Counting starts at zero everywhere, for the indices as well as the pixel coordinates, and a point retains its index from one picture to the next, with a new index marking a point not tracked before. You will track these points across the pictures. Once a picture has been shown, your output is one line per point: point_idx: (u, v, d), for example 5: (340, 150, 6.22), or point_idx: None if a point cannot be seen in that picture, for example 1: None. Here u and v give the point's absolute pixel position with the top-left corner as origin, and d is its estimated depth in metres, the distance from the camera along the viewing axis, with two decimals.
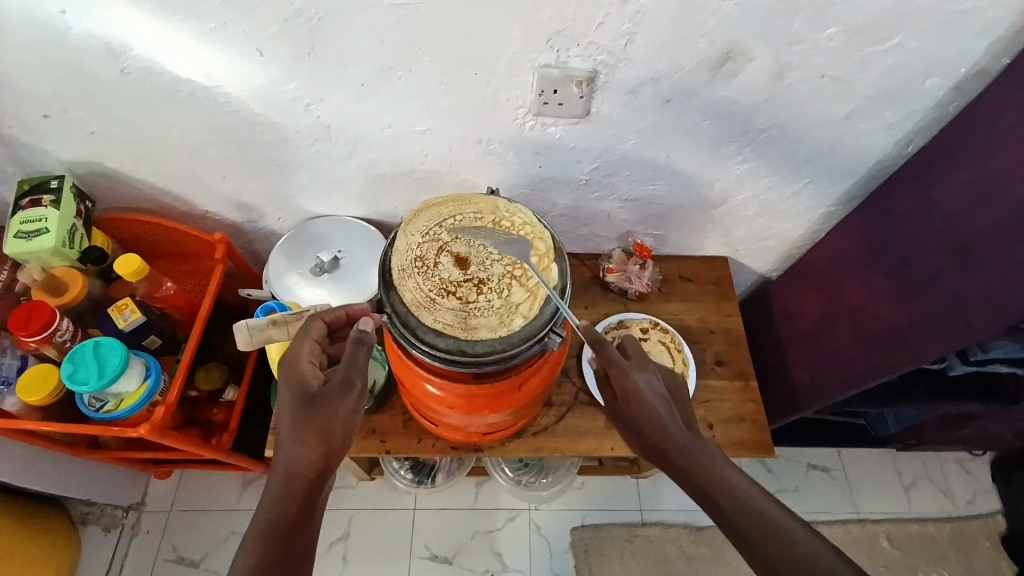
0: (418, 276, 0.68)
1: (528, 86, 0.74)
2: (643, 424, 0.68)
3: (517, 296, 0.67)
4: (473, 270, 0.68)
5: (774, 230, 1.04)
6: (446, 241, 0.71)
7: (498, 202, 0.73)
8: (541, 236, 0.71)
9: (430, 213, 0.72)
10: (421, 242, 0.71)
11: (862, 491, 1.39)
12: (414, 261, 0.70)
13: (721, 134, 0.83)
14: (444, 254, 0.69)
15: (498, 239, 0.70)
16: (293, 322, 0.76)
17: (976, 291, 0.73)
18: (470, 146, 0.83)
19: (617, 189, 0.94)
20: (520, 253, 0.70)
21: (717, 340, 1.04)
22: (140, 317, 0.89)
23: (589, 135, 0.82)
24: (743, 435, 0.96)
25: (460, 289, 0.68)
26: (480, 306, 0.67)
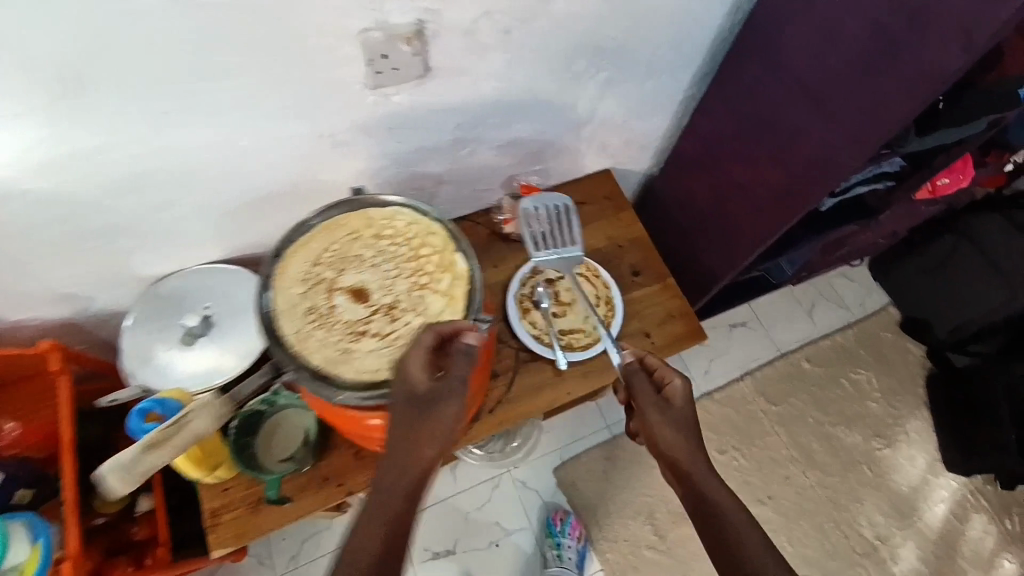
0: (320, 331, 0.62)
1: (354, 59, 0.64)
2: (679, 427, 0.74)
3: (434, 304, 0.64)
4: (376, 298, 0.64)
5: (645, 130, 1.04)
6: (333, 278, 0.64)
7: (369, 213, 0.68)
8: (431, 230, 0.67)
9: (300, 255, 0.65)
10: (305, 290, 0.64)
11: (778, 330, 1.55)
12: (307, 316, 0.63)
13: (570, 51, 0.78)
14: (335, 294, 0.63)
15: (389, 254, 0.66)
16: (177, 434, 0.69)
17: (838, 135, 0.78)
18: (314, 141, 0.73)
19: (487, 139, 0.88)
20: (418, 258, 0.66)
21: (626, 252, 1.06)
22: None
23: (438, 92, 0.74)
24: (676, 331, 1.00)
25: (370, 325, 0.63)
26: (402, 334, 0.62)
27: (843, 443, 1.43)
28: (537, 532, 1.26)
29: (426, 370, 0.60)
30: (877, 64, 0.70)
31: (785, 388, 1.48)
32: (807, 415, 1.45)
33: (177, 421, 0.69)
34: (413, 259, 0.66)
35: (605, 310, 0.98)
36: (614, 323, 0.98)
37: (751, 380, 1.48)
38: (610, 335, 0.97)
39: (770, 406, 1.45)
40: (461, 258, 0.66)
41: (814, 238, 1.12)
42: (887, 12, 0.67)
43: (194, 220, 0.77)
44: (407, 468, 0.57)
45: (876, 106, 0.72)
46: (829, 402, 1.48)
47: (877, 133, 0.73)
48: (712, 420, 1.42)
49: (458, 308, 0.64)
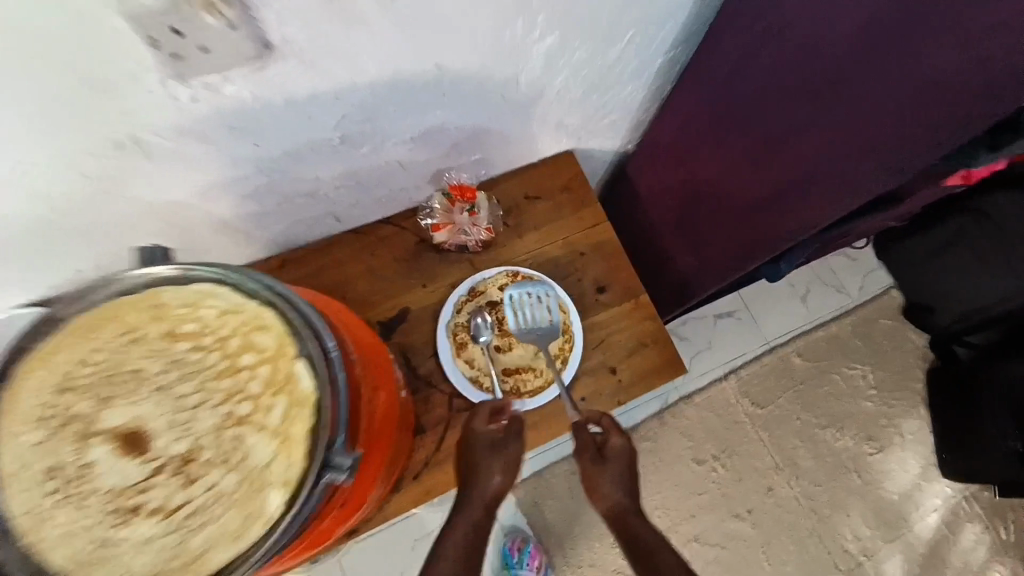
0: (70, 508, 0.39)
1: (130, 39, 0.40)
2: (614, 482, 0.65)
3: (257, 452, 0.41)
4: (159, 446, 0.40)
5: (613, 105, 0.81)
6: (89, 416, 0.41)
7: (156, 300, 0.43)
8: (257, 324, 0.43)
9: (38, 373, 0.41)
10: (43, 439, 0.40)
11: (768, 320, 1.38)
12: (46, 482, 0.40)
13: (497, 15, 0.54)
14: (90, 446, 0.40)
15: (187, 368, 0.42)
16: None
17: (856, 131, 0.57)
18: (117, 153, 0.50)
19: (393, 131, 0.64)
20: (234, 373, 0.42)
21: (590, 263, 0.85)
22: None
23: (297, 78, 0.50)
24: (649, 365, 0.81)
25: (150, 494, 0.40)
26: (202, 510, 0.40)
27: (832, 448, 1.30)
28: (494, 559, 1.14)
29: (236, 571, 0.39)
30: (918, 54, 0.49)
31: (772, 387, 1.33)
32: (795, 417, 1.31)
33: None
34: (229, 373, 0.43)
35: (561, 341, 0.80)
36: (572, 358, 0.79)
37: (735, 380, 1.32)
38: (567, 373, 0.79)
39: (755, 408, 1.31)
40: (305, 371, 0.42)
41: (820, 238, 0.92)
42: None
43: None
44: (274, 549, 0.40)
45: (914, 92, 0.51)
46: (820, 402, 1.33)
47: (912, 136, 0.53)
48: (690, 426, 1.28)
49: (294, 457, 0.41)
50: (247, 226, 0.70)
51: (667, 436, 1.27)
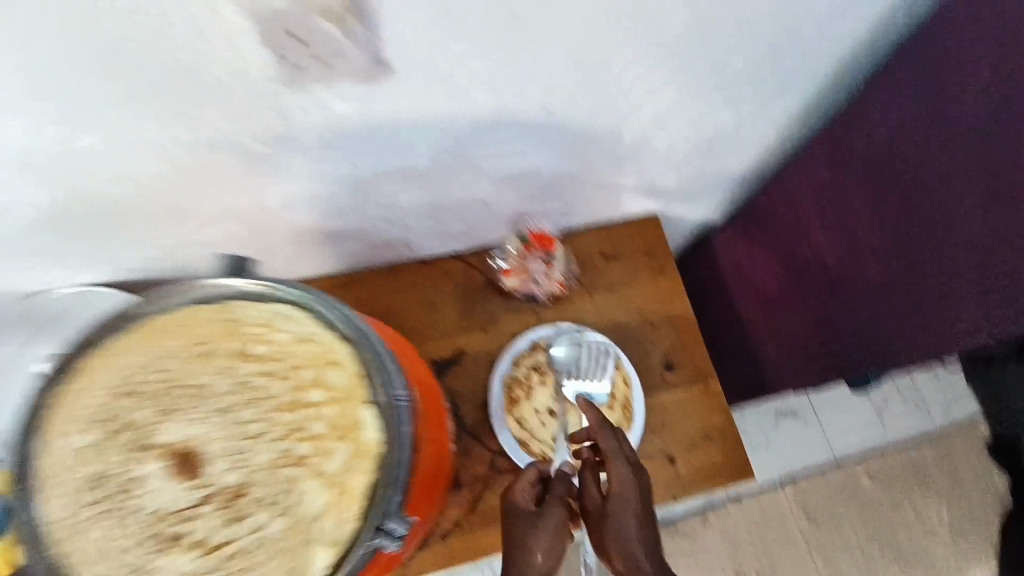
0: (116, 522, 0.39)
1: (249, 41, 0.38)
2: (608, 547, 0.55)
3: (310, 495, 0.40)
4: (217, 470, 0.40)
5: (711, 173, 0.76)
6: (153, 424, 0.40)
7: (236, 316, 0.43)
8: (332, 357, 0.43)
9: (101, 375, 0.41)
10: (103, 441, 0.40)
11: (837, 428, 1.25)
12: (99, 487, 0.39)
13: (614, 67, 0.51)
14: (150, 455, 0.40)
15: (255, 387, 0.42)
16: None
17: (1000, 231, 0.50)
18: (212, 155, 0.49)
19: (487, 166, 0.62)
20: (304, 404, 0.42)
21: (661, 336, 0.78)
22: None
23: (404, 101, 0.48)
24: (713, 460, 0.73)
25: (195, 521, 0.39)
26: (246, 548, 0.39)
27: None
28: None
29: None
30: None
31: (832, 504, 1.20)
32: (852, 542, 1.18)
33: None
34: (295, 405, 0.42)
35: (620, 417, 0.72)
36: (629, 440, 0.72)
37: (791, 488, 1.20)
38: None
39: (810, 524, 1.18)
40: (369, 420, 0.42)
41: None
42: None
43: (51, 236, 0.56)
44: None
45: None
46: (884, 530, 1.19)
47: None
48: (734, 529, 1.16)
49: (350, 507, 0.40)
50: (323, 241, 0.68)
51: (708, 537, 1.15)
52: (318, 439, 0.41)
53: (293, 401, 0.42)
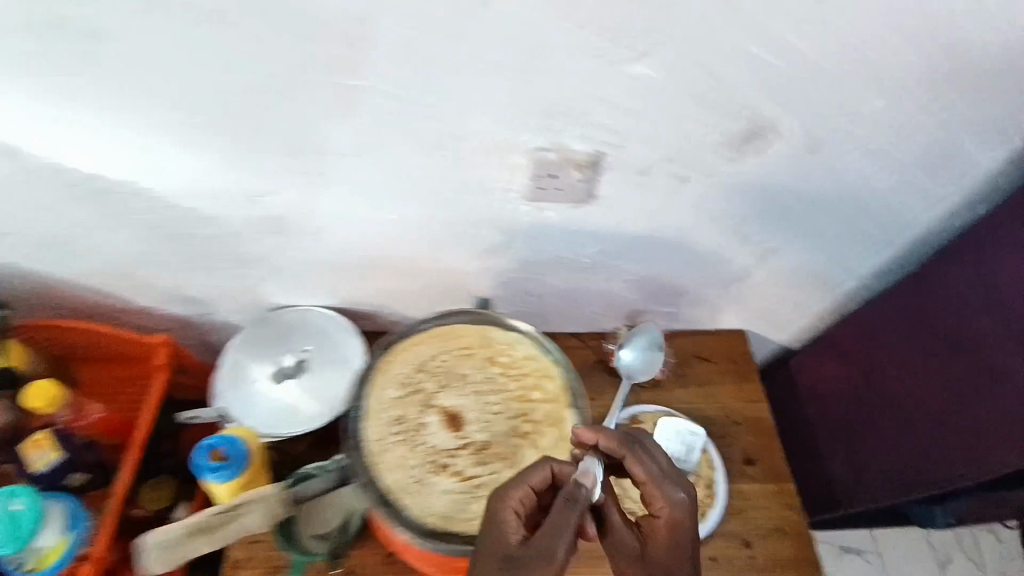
0: (405, 449, 0.62)
1: (521, 170, 0.62)
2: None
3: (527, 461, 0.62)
4: (470, 430, 0.63)
5: (797, 303, 0.93)
6: (433, 392, 0.65)
7: (489, 335, 0.68)
8: (548, 374, 0.66)
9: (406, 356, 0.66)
10: (402, 396, 0.64)
11: (899, 574, 1.26)
12: (396, 425, 0.63)
13: (740, 213, 0.72)
14: (431, 411, 0.64)
15: (497, 383, 0.65)
16: (228, 525, 0.66)
17: None
18: (453, 234, 0.72)
19: (626, 269, 0.82)
20: (528, 400, 0.65)
21: (743, 434, 0.91)
22: (60, 455, 0.69)
23: (592, 217, 0.70)
24: (785, 552, 0.82)
25: (455, 459, 0.62)
26: (485, 484, 0.61)
27: None
28: None
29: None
30: None
31: None
32: None
33: (230, 511, 0.66)
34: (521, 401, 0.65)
35: (703, 494, 0.84)
36: (710, 516, 0.83)
37: None
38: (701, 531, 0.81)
39: None
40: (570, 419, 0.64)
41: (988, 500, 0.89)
42: None
43: (317, 273, 0.78)
44: None
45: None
46: None
47: None
48: None
49: None
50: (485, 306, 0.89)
51: None
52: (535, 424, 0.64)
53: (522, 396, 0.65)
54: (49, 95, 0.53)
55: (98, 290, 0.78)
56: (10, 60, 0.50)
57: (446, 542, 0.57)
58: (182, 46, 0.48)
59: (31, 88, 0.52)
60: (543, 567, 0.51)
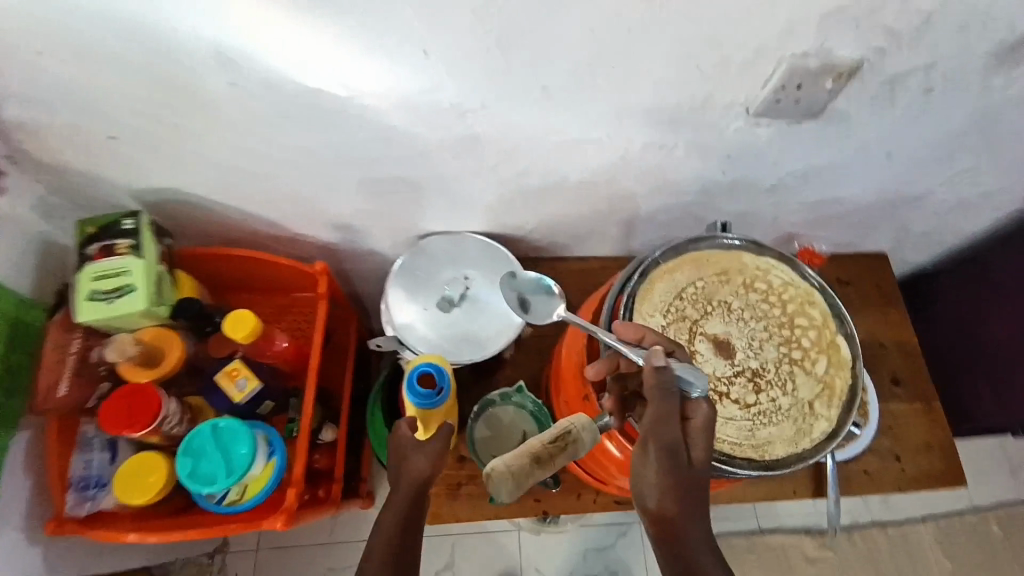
0: None
1: (763, 81, 0.56)
2: (690, 501, 0.52)
3: (804, 389, 0.60)
4: (741, 358, 0.60)
5: (957, 225, 0.90)
6: (697, 320, 0.61)
7: (745, 259, 0.63)
8: (810, 299, 0.62)
9: (666, 281, 0.61)
10: (666, 324, 0.60)
11: (979, 481, 1.34)
12: None
13: (962, 129, 0.66)
14: (699, 339, 0.60)
15: (760, 309, 0.62)
16: (560, 456, 0.52)
17: None
18: (649, 152, 0.67)
19: (806, 191, 0.77)
20: (793, 327, 0.61)
21: (889, 356, 0.91)
22: (258, 385, 0.70)
23: (805, 135, 0.65)
24: (934, 468, 0.85)
25: (731, 387, 0.59)
26: (767, 412, 0.59)
27: None
28: None
29: (790, 465, 0.57)
30: None
31: (970, 547, 1.29)
32: None
33: (561, 440, 0.52)
34: (785, 327, 0.62)
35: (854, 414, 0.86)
36: (865, 434, 0.84)
37: (932, 526, 1.29)
38: (856, 448, 0.84)
39: (948, 562, 1.27)
40: (843, 345, 0.61)
41: None
42: None
43: (487, 193, 0.74)
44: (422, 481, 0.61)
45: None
46: None
47: None
48: (877, 553, 1.25)
49: (833, 400, 0.60)
50: (639, 230, 0.86)
51: (854, 556, 1.24)
52: (805, 350, 0.61)
53: (787, 322, 0.62)
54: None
55: (261, 214, 0.75)
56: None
57: (737, 466, 0.56)
58: None
59: None
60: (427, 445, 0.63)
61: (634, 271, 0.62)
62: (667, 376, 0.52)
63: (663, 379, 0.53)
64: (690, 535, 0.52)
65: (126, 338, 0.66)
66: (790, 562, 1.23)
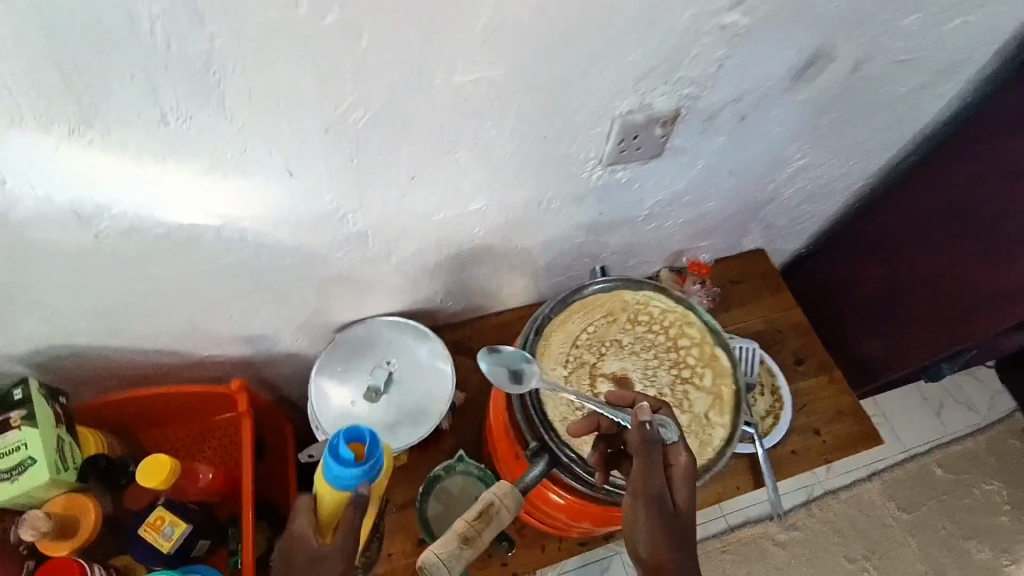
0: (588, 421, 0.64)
1: (604, 136, 0.63)
2: (685, 552, 0.49)
3: (699, 403, 0.65)
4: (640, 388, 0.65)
5: (813, 214, 1.01)
6: (594, 363, 0.66)
7: (625, 297, 0.70)
8: (688, 321, 0.69)
9: (560, 333, 0.67)
10: (568, 372, 0.65)
11: (904, 426, 1.46)
12: (571, 402, 0.64)
13: (785, 141, 0.76)
14: (599, 379, 0.65)
15: (648, 339, 0.68)
16: (488, 530, 0.51)
17: None
18: (528, 211, 0.73)
19: (676, 212, 0.86)
20: (680, 349, 0.68)
21: (788, 339, 1.01)
22: (185, 528, 0.67)
23: (656, 170, 0.73)
24: (850, 432, 0.93)
25: None
26: None
27: (974, 561, 1.36)
28: None
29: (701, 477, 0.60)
30: None
31: (915, 494, 1.39)
32: (938, 527, 1.38)
33: (486, 513, 0.51)
34: (672, 350, 0.68)
35: (771, 400, 0.94)
36: (783, 417, 0.92)
37: (878, 482, 1.38)
38: (777, 433, 0.91)
39: (901, 512, 1.37)
40: (724, 356, 0.67)
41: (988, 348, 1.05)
42: None
43: (389, 277, 0.76)
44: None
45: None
46: (960, 512, 1.40)
47: None
48: (836, 520, 1.33)
49: (726, 408, 0.65)
50: (544, 277, 0.91)
51: (815, 527, 1.32)
52: (694, 368, 0.67)
53: (673, 346, 0.68)
54: (127, 155, 0.46)
55: (162, 346, 0.73)
56: (92, 127, 0.43)
57: None
58: (275, 71, 0.43)
59: (109, 149, 0.45)
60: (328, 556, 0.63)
61: (531, 330, 0.67)
62: (649, 430, 0.53)
63: (646, 435, 0.53)
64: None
65: (35, 514, 0.62)
66: (762, 550, 1.28)
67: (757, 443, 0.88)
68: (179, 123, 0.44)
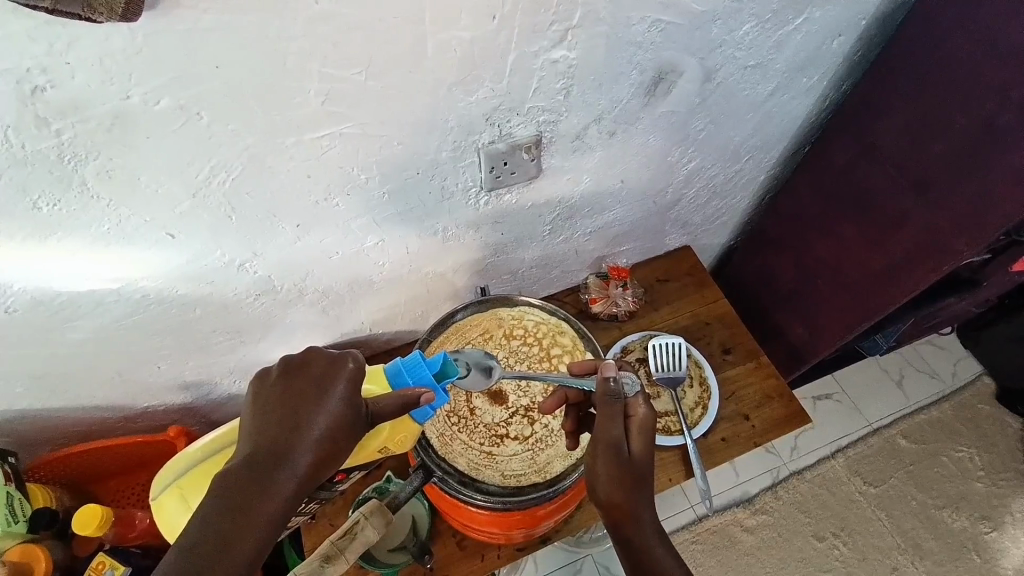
0: (465, 434, 0.73)
1: (476, 165, 0.67)
2: (638, 492, 0.56)
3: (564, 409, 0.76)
4: (512, 401, 0.76)
5: (726, 209, 1.06)
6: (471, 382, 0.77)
7: (503, 313, 0.81)
8: (559, 330, 0.80)
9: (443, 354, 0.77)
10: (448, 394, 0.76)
11: (867, 402, 1.48)
12: (450, 419, 0.74)
13: (662, 148, 0.81)
14: (475, 398, 0.76)
15: (524, 349, 0.79)
16: (349, 548, 0.62)
17: (943, 215, 0.77)
18: (428, 240, 0.77)
19: (582, 223, 0.90)
20: (552, 356, 0.78)
21: (715, 330, 1.04)
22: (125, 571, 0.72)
23: (542, 191, 0.78)
24: (776, 414, 0.96)
25: (510, 427, 0.74)
26: (542, 438, 0.74)
27: (950, 528, 1.37)
28: None
29: (568, 477, 0.70)
30: (982, 163, 0.71)
31: (882, 468, 1.41)
32: (909, 498, 1.39)
33: (349, 532, 0.63)
34: (545, 359, 0.78)
35: (699, 391, 0.97)
36: (711, 407, 0.96)
37: (843, 458, 1.41)
38: (706, 424, 0.94)
39: (868, 487, 1.39)
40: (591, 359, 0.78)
41: (916, 318, 1.07)
42: (996, 110, 0.68)
43: (307, 314, 0.80)
44: (293, 438, 0.55)
45: (1019, 189, 0.68)
46: (931, 483, 1.41)
47: (977, 224, 0.74)
48: (803, 500, 1.37)
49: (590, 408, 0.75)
50: (468, 296, 0.95)
51: (783, 510, 1.36)
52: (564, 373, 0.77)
53: (546, 355, 0.78)
54: (11, 240, 0.51)
55: (102, 402, 0.78)
56: None
57: (528, 493, 0.70)
58: (131, 152, 0.48)
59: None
60: (317, 407, 0.57)
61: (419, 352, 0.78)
62: (613, 386, 0.60)
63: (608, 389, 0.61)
64: (642, 529, 0.56)
65: None
66: (729, 537, 1.32)
67: (685, 433, 0.92)
68: (51, 207, 0.50)
